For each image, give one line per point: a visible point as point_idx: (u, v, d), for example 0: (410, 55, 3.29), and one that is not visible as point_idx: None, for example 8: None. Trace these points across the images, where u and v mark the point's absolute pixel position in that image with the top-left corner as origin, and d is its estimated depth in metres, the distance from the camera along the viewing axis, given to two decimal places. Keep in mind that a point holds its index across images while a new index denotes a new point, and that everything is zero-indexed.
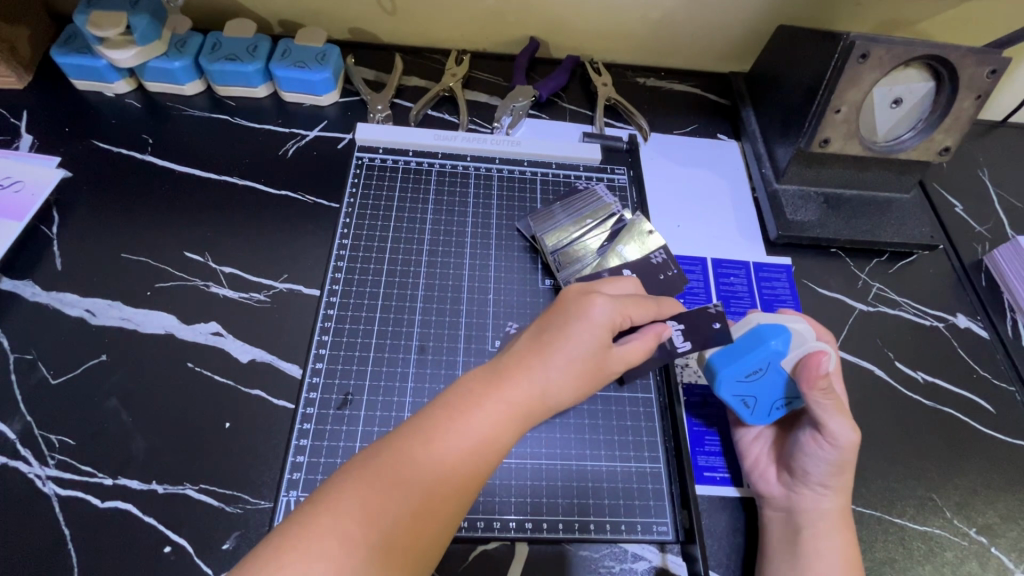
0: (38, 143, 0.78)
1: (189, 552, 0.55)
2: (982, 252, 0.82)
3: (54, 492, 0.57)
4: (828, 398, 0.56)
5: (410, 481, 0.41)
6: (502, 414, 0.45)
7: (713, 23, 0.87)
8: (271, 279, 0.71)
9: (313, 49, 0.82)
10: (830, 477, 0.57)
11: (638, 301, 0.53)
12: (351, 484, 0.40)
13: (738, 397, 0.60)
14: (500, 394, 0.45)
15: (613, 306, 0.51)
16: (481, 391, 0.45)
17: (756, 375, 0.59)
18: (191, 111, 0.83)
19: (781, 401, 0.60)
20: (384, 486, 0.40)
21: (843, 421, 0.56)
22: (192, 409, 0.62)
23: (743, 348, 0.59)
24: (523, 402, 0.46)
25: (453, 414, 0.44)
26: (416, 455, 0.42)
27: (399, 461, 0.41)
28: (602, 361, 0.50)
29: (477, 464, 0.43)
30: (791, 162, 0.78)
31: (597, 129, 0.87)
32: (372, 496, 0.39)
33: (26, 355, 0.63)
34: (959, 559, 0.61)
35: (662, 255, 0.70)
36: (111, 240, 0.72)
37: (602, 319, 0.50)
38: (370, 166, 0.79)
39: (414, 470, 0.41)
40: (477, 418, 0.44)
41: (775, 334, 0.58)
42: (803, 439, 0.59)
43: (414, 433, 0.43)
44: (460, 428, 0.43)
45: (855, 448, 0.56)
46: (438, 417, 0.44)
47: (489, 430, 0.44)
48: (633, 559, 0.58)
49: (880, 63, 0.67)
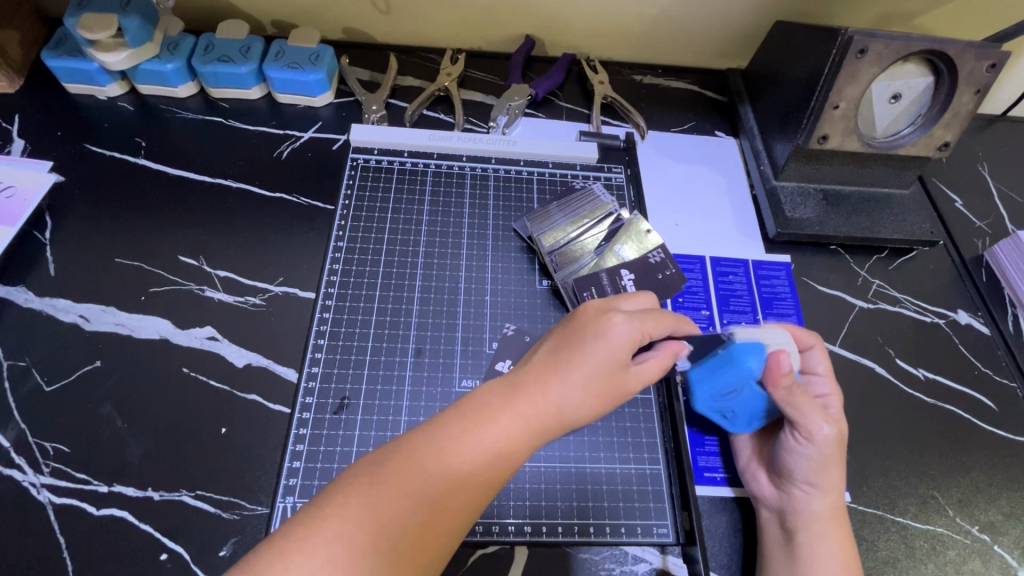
0: (30, 148, 0.77)
1: (186, 559, 0.54)
2: (982, 248, 0.82)
3: (48, 500, 0.56)
4: (802, 405, 0.55)
5: (418, 490, 0.40)
6: (517, 428, 0.44)
7: (710, 19, 0.86)
8: (266, 282, 0.70)
9: (307, 49, 0.82)
10: (816, 475, 0.56)
11: (659, 319, 0.51)
12: (359, 489, 0.39)
13: (715, 410, 0.61)
14: (515, 408, 0.45)
15: (635, 323, 0.49)
16: (497, 404, 0.45)
17: (731, 393, 0.59)
18: (185, 113, 0.82)
19: (760, 414, 0.59)
20: (391, 494, 0.39)
21: (818, 418, 0.55)
22: (188, 415, 0.61)
23: (716, 365, 0.59)
24: (538, 417, 0.45)
25: (467, 425, 0.43)
26: (426, 463, 0.41)
27: (410, 469, 0.41)
28: (620, 380, 0.49)
29: (488, 478, 0.43)
30: (790, 159, 0.77)
31: (594, 127, 0.86)
32: (379, 503, 0.39)
33: (19, 362, 0.63)
34: (961, 558, 0.61)
35: (660, 254, 0.69)
36: (105, 245, 0.71)
37: (621, 337, 0.49)
38: (365, 167, 0.78)
39: (422, 480, 0.41)
40: (490, 431, 0.43)
41: (748, 352, 0.56)
42: (784, 438, 0.58)
43: (427, 442, 0.42)
44: (472, 441, 0.43)
45: (835, 441, 0.56)
46: (451, 426, 0.43)
47: (502, 444, 0.43)
48: (633, 562, 0.58)
49: (879, 58, 0.66)
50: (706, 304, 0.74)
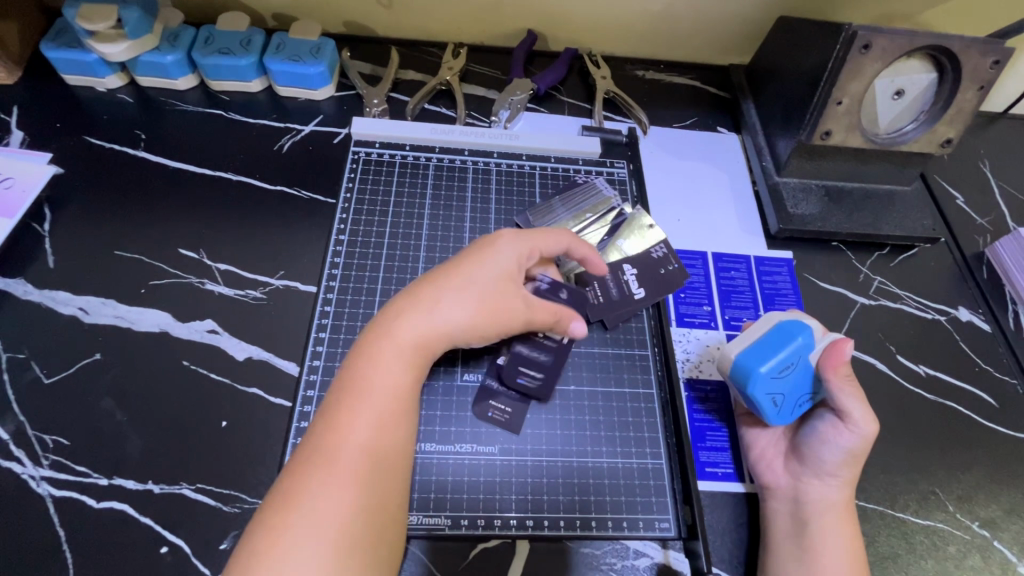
0: (29, 140, 0.77)
1: (186, 552, 0.54)
2: (983, 245, 0.82)
3: (48, 492, 0.56)
4: (851, 387, 0.58)
5: (350, 449, 0.45)
6: (404, 363, 0.51)
7: (713, 15, 0.86)
8: (267, 276, 0.70)
9: (308, 41, 0.81)
10: (843, 467, 0.58)
11: (508, 237, 0.58)
12: (302, 476, 0.43)
13: (769, 395, 0.58)
14: (393, 343, 0.51)
15: (501, 248, 0.57)
16: (374, 348, 0.50)
17: (787, 370, 0.58)
18: (185, 105, 0.81)
19: (806, 397, 0.59)
20: (330, 465, 0.44)
21: (864, 404, 0.57)
22: (188, 407, 0.61)
23: (775, 344, 0.59)
24: (416, 341, 0.52)
25: (359, 377, 0.49)
26: (345, 427, 0.46)
27: (331, 437, 0.45)
28: (494, 300, 0.55)
29: (401, 411, 0.49)
30: (792, 155, 0.77)
31: (597, 122, 0.86)
32: (325, 473, 0.43)
33: (18, 354, 0.62)
34: (961, 553, 0.61)
35: (662, 249, 0.72)
36: (104, 237, 0.71)
37: (490, 262, 0.56)
38: (367, 160, 0.78)
39: (349, 439, 0.45)
40: (380, 370, 0.49)
41: (801, 329, 0.59)
42: (819, 430, 0.59)
43: (338, 410, 0.47)
44: (367, 384, 0.48)
45: (872, 438, 0.57)
46: (351, 383, 0.48)
47: (395, 373, 0.50)
48: (634, 556, 0.58)
49: (883, 53, 0.66)
50: (707, 299, 0.73)
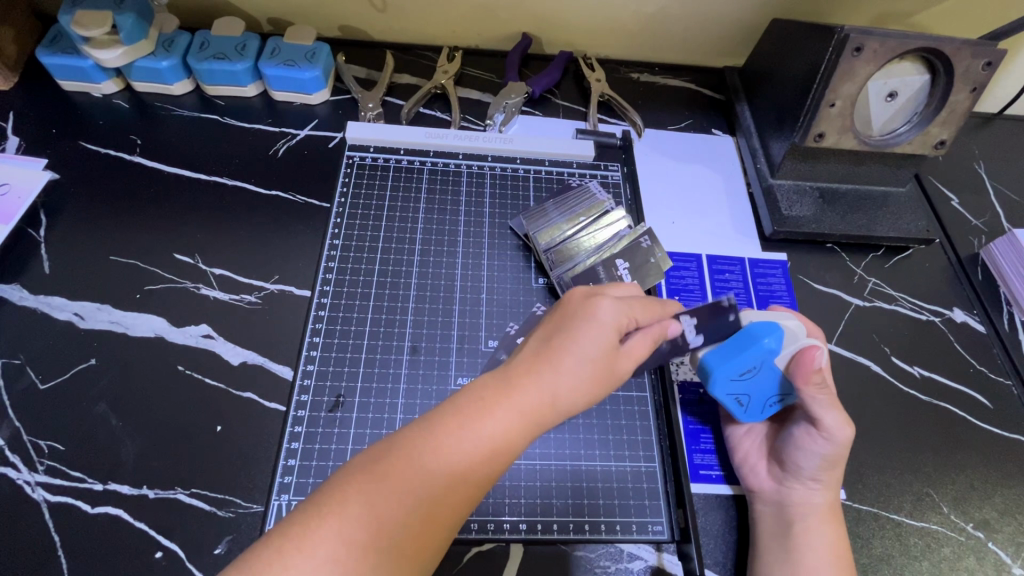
0: (25, 145, 0.77)
1: (180, 557, 0.54)
2: (978, 245, 0.82)
3: (44, 498, 0.56)
4: (822, 392, 0.57)
5: (419, 485, 0.40)
6: (515, 423, 0.44)
7: (707, 18, 0.86)
8: (262, 280, 0.70)
9: (302, 47, 0.82)
10: (823, 471, 0.58)
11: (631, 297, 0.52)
12: (352, 491, 0.39)
13: (731, 394, 0.59)
14: (512, 399, 0.45)
15: (618, 307, 0.50)
16: (493, 397, 0.44)
17: (750, 373, 0.58)
18: (180, 110, 0.82)
19: (774, 397, 0.60)
20: (387, 491, 0.39)
21: (836, 415, 0.57)
22: (184, 412, 0.61)
23: (736, 348, 0.57)
24: (535, 408, 0.45)
25: (462, 419, 0.43)
26: (425, 461, 0.41)
27: (407, 459, 0.40)
28: (612, 363, 0.49)
29: (487, 471, 0.43)
30: (787, 157, 0.77)
31: (591, 125, 0.86)
32: (377, 500, 0.39)
33: (13, 360, 0.63)
34: (956, 554, 0.61)
35: (648, 239, 0.70)
36: (100, 242, 0.71)
37: (610, 321, 0.49)
38: (361, 165, 0.78)
39: (418, 476, 0.40)
40: (487, 425, 0.43)
41: (768, 332, 0.57)
42: (797, 434, 0.60)
43: (425, 435, 0.42)
44: (471, 431, 0.43)
45: (848, 443, 0.58)
46: (451, 420, 0.43)
47: (501, 437, 0.43)
48: (628, 559, 0.58)
49: (874, 57, 0.66)
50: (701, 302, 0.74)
